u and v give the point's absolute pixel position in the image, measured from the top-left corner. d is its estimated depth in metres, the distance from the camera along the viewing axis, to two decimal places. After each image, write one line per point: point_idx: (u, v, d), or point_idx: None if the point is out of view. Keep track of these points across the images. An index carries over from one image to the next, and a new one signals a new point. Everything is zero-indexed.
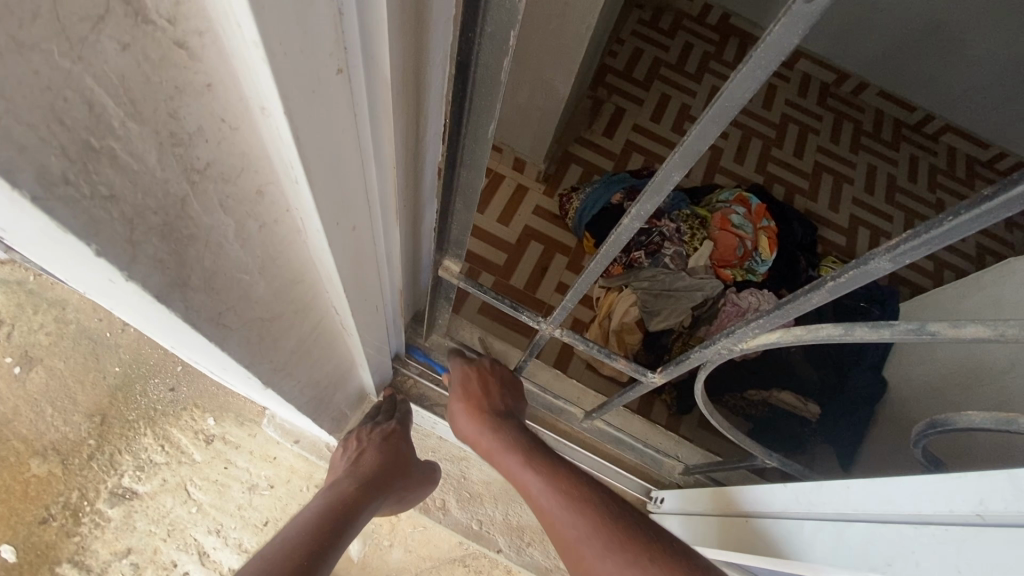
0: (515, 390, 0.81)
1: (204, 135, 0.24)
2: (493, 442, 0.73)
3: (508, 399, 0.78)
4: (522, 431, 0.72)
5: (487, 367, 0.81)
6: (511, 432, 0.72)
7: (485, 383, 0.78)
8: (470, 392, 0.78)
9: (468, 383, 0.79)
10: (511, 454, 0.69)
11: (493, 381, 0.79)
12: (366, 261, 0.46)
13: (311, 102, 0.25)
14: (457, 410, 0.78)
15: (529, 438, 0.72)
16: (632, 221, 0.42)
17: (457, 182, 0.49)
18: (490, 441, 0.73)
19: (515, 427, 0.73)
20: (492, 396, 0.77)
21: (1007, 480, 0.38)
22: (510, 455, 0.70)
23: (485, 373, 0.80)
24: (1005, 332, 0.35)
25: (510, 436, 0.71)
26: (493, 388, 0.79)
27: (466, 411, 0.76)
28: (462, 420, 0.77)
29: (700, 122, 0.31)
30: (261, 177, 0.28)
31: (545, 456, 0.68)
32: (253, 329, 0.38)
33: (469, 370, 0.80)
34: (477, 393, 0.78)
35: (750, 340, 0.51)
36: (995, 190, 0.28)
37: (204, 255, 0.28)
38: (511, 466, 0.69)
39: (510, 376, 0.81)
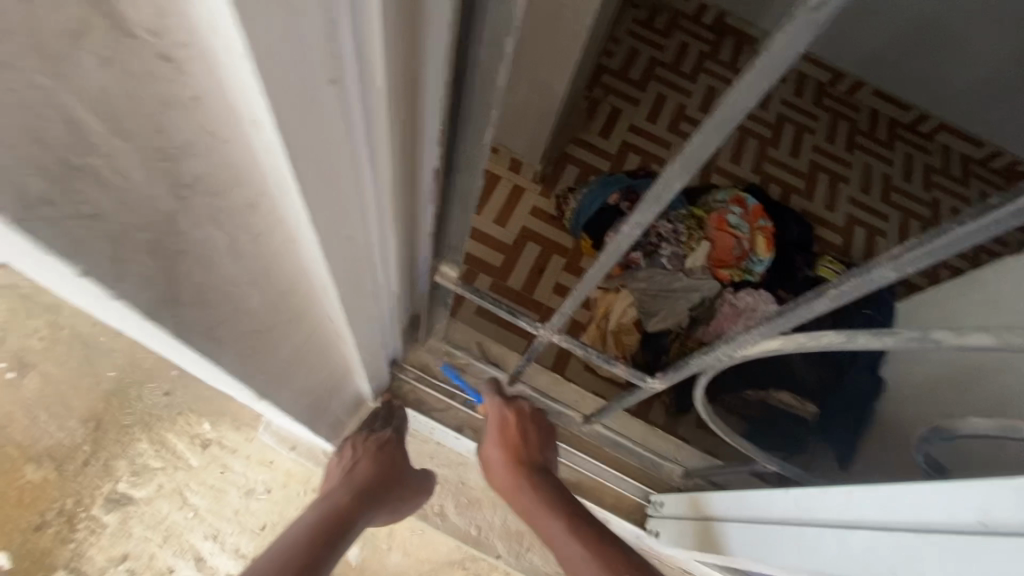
0: (547, 441, 0.85)
1: (193, 150, 0.23)
2: (525, 491, 0.78)
3: (542, 447, 0.84)
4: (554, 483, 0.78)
5: (526, 415, 0.85)
6: (543, 484, 0.78)
7: (523, 430, 0.83)
8: (509, 438, 0.82)
9: (507, 428, 0.83)
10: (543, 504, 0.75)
11: (530, 429, 0.84)
12: (361, 270, 0.45)
13: (304, 114, 0.25)
14: (493, 452, 0.82)
15: (559, 491, 0.77)
16: (631, 229, 0.42)
17: (454, 188, 0.49)
18: (522, 489, 0.78)
19: (546, 479, 0.79)
20: (529, 444, 0.82)
21: (1014, 492, 0.38)
22: (542, 507, 0.75)
23: (524, 420, 0.84)
24: (1009, 341, 0.34)
25: (542, 487, 0.77)
26: (530, 435, 0.83)
27: (502, 455, 0.81)
28: (496, 462, 0.82)
29: (701, 131, 0.31)
30: (253, 190, 0.28)
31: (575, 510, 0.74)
32: (246, 342, 0.37)
33: (510, 416, 0.84)
34: (515, 439, 0.82)
35: (750, 346, 0.50)
36: (1003, 199, 0.28)
37: (194, 270, 0.27)
38: (542, 518, 0.74)
39: (545, 428, 0.86)
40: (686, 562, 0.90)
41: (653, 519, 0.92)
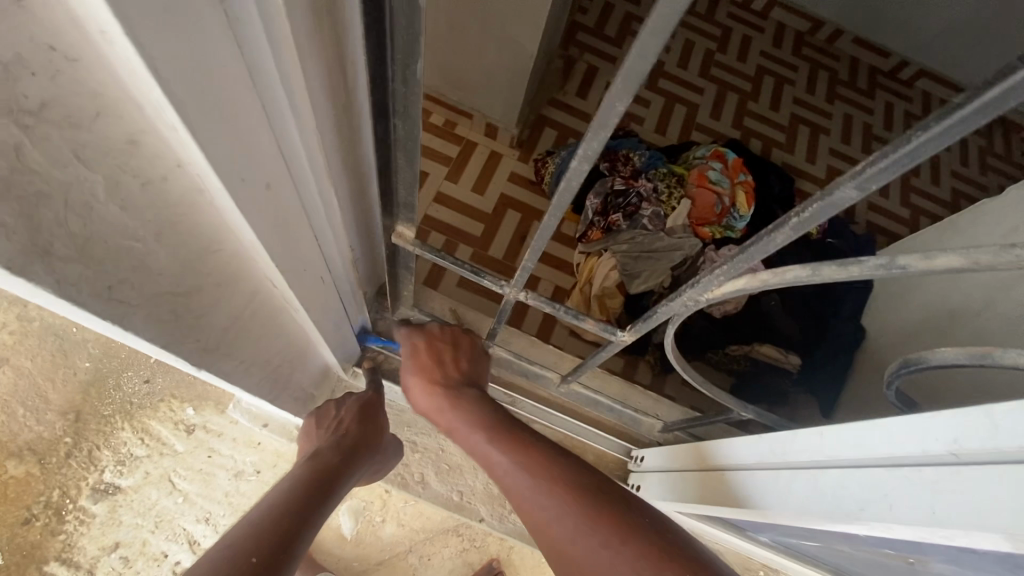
0: (479, 358, 0.74)
1: (28, 68, 0.20)
2: (457, 422, 0.66)
3: (467, 367, 0.71)
4: (479, 405, 0.66)
5: (437, 334, 0.73)
6: (474, 408, 0.66)
7: (438, 353, 0.71)
8: (424, 366, 0.70)
9: (419, 355, 0.70)
10: (475, 437, 0.64)
11: (445, 348, 0.72)
12: (295, 226, 0.42)
13: (167, 25, 0.21)
14: (410, 386, 0.70)
15: (495, 413, 0.66)
16: (581, 163, 0.39)
17: (395, 134, 0.45)
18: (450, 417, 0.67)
19: (480, 402, 0.67)
20: (447, 367, 0.70)
21: (983, 418, 0.36)
22: (477, 438, 0.63)
23: (436, 342, 0.72)
24: (978, 260, 0.32)
25: (474, 411, 0.65)
26: (449, 357, 0.71)
27: (423, 383, 0.69)
28: (418, 394, 0.70)
29: (638, 39, 0.28)
30: (129, 125, 0.24)
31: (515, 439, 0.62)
32: (164, 305, 0.34)
33: (418, 340, 0.71)
34: (430, 366, 0.70)
35: (717, 289, 0.48)
36: (967, 96, 0.26)
37: (69, 218, 0.24)
38: (479, 452, 0.63)
39: (468, 338, 0.74)
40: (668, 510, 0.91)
41: (634, 474, 0.93)
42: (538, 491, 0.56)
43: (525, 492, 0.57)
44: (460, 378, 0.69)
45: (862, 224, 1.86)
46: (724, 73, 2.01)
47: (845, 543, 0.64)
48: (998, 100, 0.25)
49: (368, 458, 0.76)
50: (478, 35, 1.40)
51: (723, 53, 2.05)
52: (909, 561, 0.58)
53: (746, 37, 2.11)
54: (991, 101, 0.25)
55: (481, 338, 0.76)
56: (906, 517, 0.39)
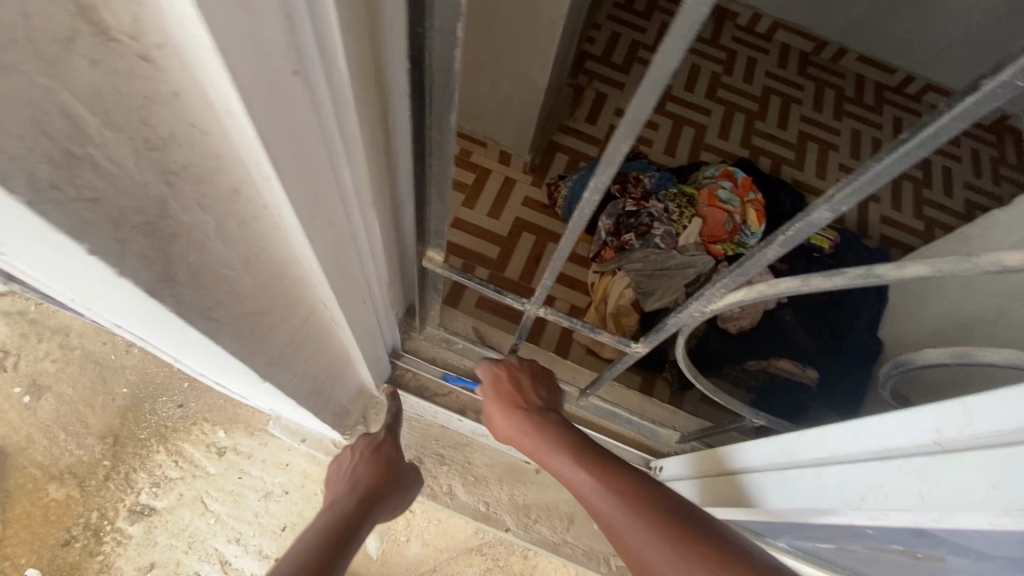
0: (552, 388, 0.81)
1: (176, 140, 0.26)
2: (539, 440, 0.71)
3: (543, 394, 0.79)
4: (555, 424, 0.72)
5: (516, 364, 0.82)
6: (554, 429, 0.72)
7: (518, 381, 0.79)
8: (504, 392, 0.78)
9: (499, 382, 0.79)
10: (552, 448, 0.69)
11: (524, 378, 0.80)
12: (346, 255, 0.48)
13: (273, 102, 0.28)
14: (494, 413, 0.78)
15: (572, 433, 0.71)
16: (593, 194, 0.45)
17: (429, 172, 0.52)
18: (533, 436, 0.72)
19: (558, 422, 0.73)
20: (526, 392, 0.78)
21: (960, 410, 0.40)
22: (556, 452, 0.68)
23: (515, 371, 0.80)
24: (942, 268, 0.37)
25: (554, 430, 0.71)
26: (526, 385, 0.79)
27: (503, 409, 0.77)
28: (499, 418, 0.77)
29: (638, 92, 0.34)
30: (235, 177, 0.31)
31: (588, 450, 0.67)
32: (244, 324, 0.40)
33: (498, 369, 0.81)
34: (510, 391, 0.78)
35: (719, 301, 0.53)
36: (912, 131, 0.31)
37: (188, 252, 0.31)
38: (554, 463, 0.69)
39: (543, 371, 0.82)
40: None
41: (654, 484, 0.94)
42: (602, 490, 0.61)
43: (596, 496, 0.62)
44: (536, 401, 0.77)
45: (875, 237, 1.89)
46: (730, 94, 2.08)
47: (858, 542, 0.66)
48: (937, 133, 0.30)
49: (392, 495, 0.81)
50: (492, 70, 1.49)
51: (728, 76, 2.12)
52: (920, 556, 0.61)
53: (750, 59, 2.18)
54: (932, 134, 0.30)
55: (556, 372, 0.83)
56: (902, 505, 0.43)
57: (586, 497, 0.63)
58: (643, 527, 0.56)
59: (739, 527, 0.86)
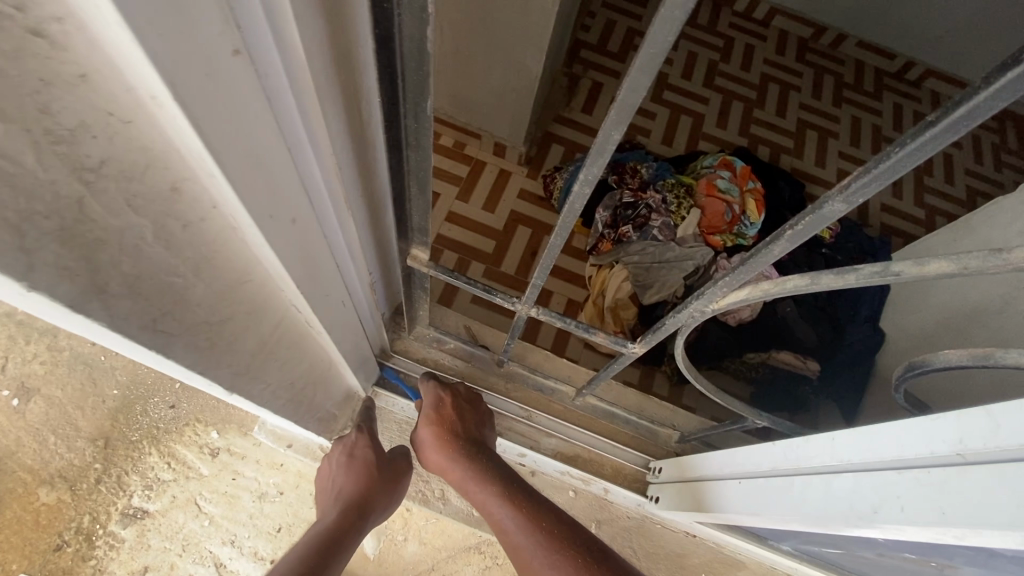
0: (481, 417, 0.80)
1: (90, 131, 0.22)
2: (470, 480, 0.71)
3: (479, 428, 0.78)
4: (490, 464, 0.72)
5: (458, 393, 0.79)
6: (487, 469, 0.71)
7: (459, 412, 0.78)
8: (446, 422, 0.76)
9: (442, 411, 0.77)
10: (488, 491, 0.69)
11: (464, 408, 0.79)
12: (318, 256, 0.44)
13: (208, 87, 0.24)
14: (428, 443, 0.75)
15: (505, 474, 0.71)
16: (583, 187, 0.41)
17: (408, 165, 0.48)
18: (464, 473, 0.72)
19: (490, 462, 0.73)
20: (467, 426, 0.76)
21: (985, 417, 0.37)
22: (490, 497, 0.68)
23: (458, 401, 0.79)
24: (968, 265, 0.34)
25: (488, 470, 0.71)
26: (465, 416, 0.78)
27: (437, 441, 0.75)
28: (430, 447, 0.76)
29: (630, 73, 0.30)
30: (172, 173, 0.27)
31: (522, 498, 0.68)
32: (200, 334, 0.36)
33: (443, 396, 0.78)
34: (449, 421, 0.76)
35: (721, 300, 0.50)
36: (940, 114, 0.27)
37: (119, 259, 0.27)
38: (490, 507, 0.68)
39: (477, 400, 0.81)
40: (688, 523, 0.90)
41: (653, 486, 0.91)
42: (532, 540, 0.63)
43: (524, 545, 0.63)
44: (472, 436, 0.76)
45: (876, 226, 1.85)
46: (728, 82, 2.03)
47: (868, 549, 0.63)
48: (968, 117, 0.26)
49: (380, 495, 0.79)
50: (483, 59, 1.45)
51: (726, 63, 2.07)
52: (934, 565, 0.58)
53: (749, 46, 2.13)
54: (962, 117, 0.26)
55: (486, 402, 0.82)
56: (918, 518, 0.40)
57: (513, 543, 0.65)
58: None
59: (739, 530, 0.84)
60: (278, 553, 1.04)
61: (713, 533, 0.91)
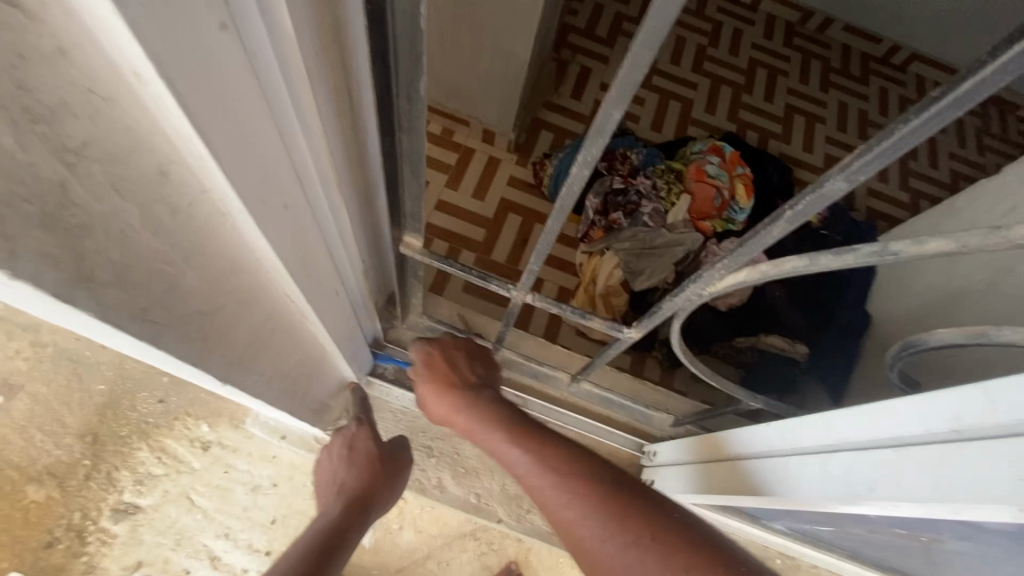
0: (479, 361, 0.80)
1: (71, 110, 0.21)
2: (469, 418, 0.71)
3: (477, 371, 0.77)
4: (488, 399, 0.72)
5: (449, 343, 0.79)
6: (484, 404, 0.71)
7: (452, 360, 0.77)
8: (437, 369, 0.76)
9: (433, 363, 0.76)
10: (483, 424, 0.68)
11: (457, 355, 0.78)
12: (310, 243, 0.44)
13: (195, 63, 0.23)
14: (425, 392, 0.75)
15: (503, 410, 0.70)
16: (581, 169, 0.40)
17: (400, 149, 0.47)
18: (462, 412, 0.71)
19: (488, 397, 0.72)
20: (461, 370, 0.76)
21: (980, 393, 0.38)
22: (488, 430, 0.68)
23: (449, 350, 0.78)
24: (967, 243, 0.34)
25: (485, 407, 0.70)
26: (460, 362, 0.77)
27: (433, 390, 0.74)
28: (428, 397, 0.75)
29: (631, 50, 0.29)
30: (160, 156, 0.26)
31: (521, 429, 0.66)
32: (192, 324, 0.35)
33: (432, 349, 0.78)
34: (443, 369, 0.76)
35: (719, 283, 0.50)
36: (945, 89, 0.27)
37: (107, 247, 0.26)
38: (485, 436, 0.68)
39: (474, 347, 0.80)
40: (683, 506, 0.91)
41: (649, 469, 0.92)
42: (535, 468, 0.61)
43: (532, 477, 0.61)
44: (469, 378, 0.75)
45: (862, 210, 1.87)
46: (716, 67, 2.03)
47: (861, 526, 0.65)
48: (974, 90, 0.26)
49: (381, 489, 0.79)
50: (471, 43, 1.42)
51: (714, 48, 2.06)
52: (924, 541, 0.59)
53: (736, 30, 2.12)
54: (966, 92, 0.26)
55: (488, 349, 0.82)
56: (915, 494, 0.41)
57: (519, 473, 0.63)
58: (584, 509, 0.56)
59: (733, 511, 0.85)
60: (274, 544, 1.04)
61: (707, 515, 0.92)
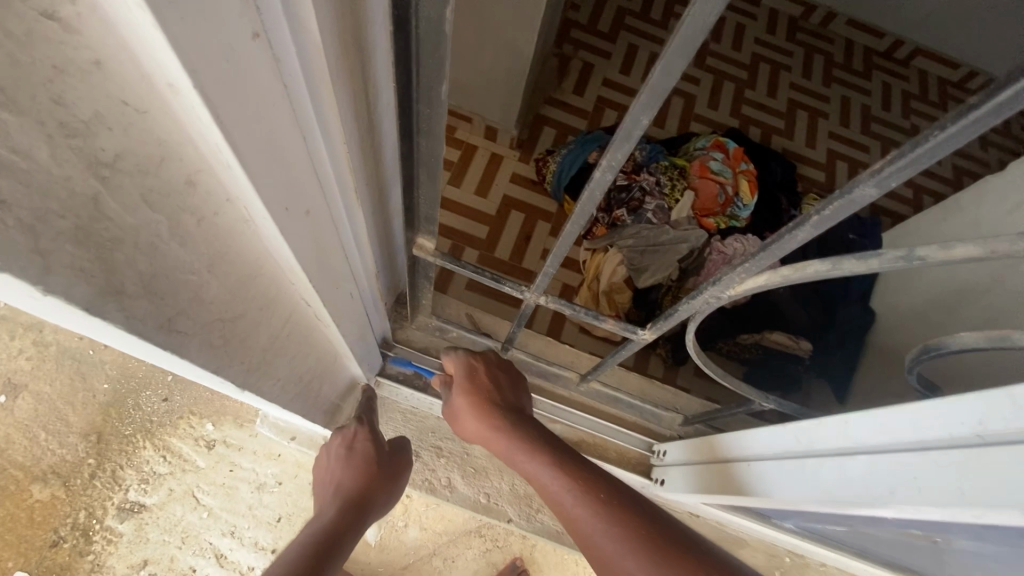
0: (514, 380, 0.78)
1: (105, 123, 0.21)
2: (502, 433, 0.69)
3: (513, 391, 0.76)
4: (523, 419, 0.70)
5: (489, 359, 0.78)
6: (519, 423, 0.69)
7: (488, 376, 0.76)
8: (475, 383, 0.75)
9: (475, 377, 0.76)
10: (517, 442, 0.67)
11: (496, 373, 0.77)
12: (328, 248, 0.43)
13: (229, 72, 0.22)
14: (460, 404, 0.74)
15: (539, 432, 0.68)
16: (604, 173, 0.40)
17: (418, 152, 0.46)
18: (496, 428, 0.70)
19: (523, 418, 0.71)
20: (499, 387, 0.75)
21: (1006, 399, 0.37)
22: (523, 449, 0.66)
23: (490, 367, 0.77)
24: (996, 248, 0.34)
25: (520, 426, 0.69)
26: (497, 380, 0.76)
27: (469, 403, 0.73)
28: (463, 410, 0.74)
29: (663, 56, 0.29)
30: (189, 165, 0.26)
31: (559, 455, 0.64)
32: (214, 332, 0.35)
33: (474, 362, 0.77)
34: (481, 385, 0.75)
35: (737, 285, 0.49)
36: (983, 96, 0.27)
37: (136, 258, 0.26)
38: (520, 454, 0.66)
39: (511, 368, 0.79)
40: (691, 504, 0.91)
41: (657, 468, 0.92)
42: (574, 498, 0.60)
43: (569, 503, 0.60)
44: (506, 397, 0.74)
45: (866, 206, 1.86)
46: (719, 62, 2.02)
47: (872, 526, 0.65)
48: (1014, 98, 0.26)
49: (379, 493, 0.79)
50: (474, 40, 1.41)
51: (717, 43, 2.06)
52: (936, 540, 0.59)
53: (739, 25, 2.11)
54: (1007, 100, 0.26)
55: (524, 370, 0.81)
56: (936, 499, 0.41)
57: (554, 496, 0.62)
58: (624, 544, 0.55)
59: (741, 510, 0.85)
60: (280, 542, 1.04)
61: (715, 513, 0.92)
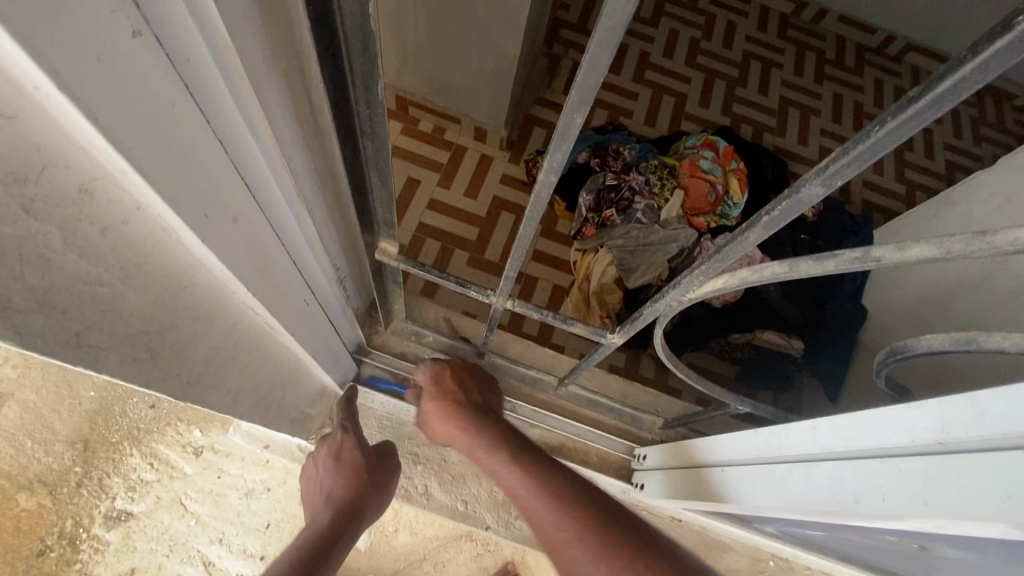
0: (483, 382, 0.79)
1: None
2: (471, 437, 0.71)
3: (484, 394, 0.77)
4: (490, 418, 0.73)
5: (458, 364, 0.79)
6: (486, 425, 0.71)
7: (459, 381, 0.77)
8: (445, 389, 0.76)
9: (441, 380, 0.77)
10: (485, 444, 0.69)
11: (466, 377, 0.78)
12: (269, 255, 0.42)
13: (103, 72, 0.21)
14: (429, 409, 0.75)
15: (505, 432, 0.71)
16: (549, 175, 0.39)
17: (364, 155, 0.45)
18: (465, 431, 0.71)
19: (491, 418, 0.73)
20: (467, 390, 0.76)
21: (967, 403, 0.36)
22: (490, 453, 0.68)
23: (458, 371, 0.78)
24: (950, 248, 0.32)
25: (488, 426, 0.71)
26: (468, 384, 0.77)
27: (438, 408, 0.74)
28: (432, 415, 0.75)
29: (589, 50, 0.27)
30: (79, 173, 0.24)
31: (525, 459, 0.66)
32: (138, 345, 0.34)
33: (442, 369, 0.78)
34: (450, 389, 0.76)
35: (698, 288, 0.48)
36: (923, 89, 0.25)
37: (24, 270, 0.24)
38: (488, 459, 0.68)
39: (481, 372, 0.81)
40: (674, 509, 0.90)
41: (638, 473, 0.90)
42: (551, 508, 0.60)
43: (535, 504, 0.61)
44: (475, 400, 0.75)
45: (857, 204, 1.85)
46: (709, 60, 2.01)
47: (852, 532, 0.63)
48: (952, 90, 0.24)
49: (370, 500, 0.77)
50: (459, 41, 1.40)
51: (707, 41, 2.04)
52: (916, 546, 0.58)
53: (729, 23, 2.09)
54: (946, 91, 0.25)
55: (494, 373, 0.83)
56: (900, 507, 0.39)
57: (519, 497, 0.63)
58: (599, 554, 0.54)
59: (724, 515, 0.84)
60: (267, 549, 1.02)
61: (698, 518, 0.91)
